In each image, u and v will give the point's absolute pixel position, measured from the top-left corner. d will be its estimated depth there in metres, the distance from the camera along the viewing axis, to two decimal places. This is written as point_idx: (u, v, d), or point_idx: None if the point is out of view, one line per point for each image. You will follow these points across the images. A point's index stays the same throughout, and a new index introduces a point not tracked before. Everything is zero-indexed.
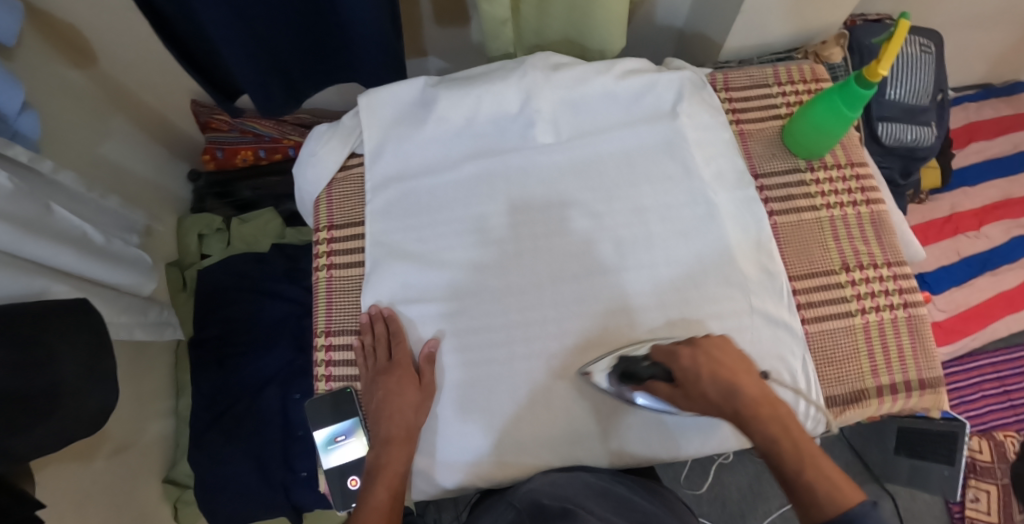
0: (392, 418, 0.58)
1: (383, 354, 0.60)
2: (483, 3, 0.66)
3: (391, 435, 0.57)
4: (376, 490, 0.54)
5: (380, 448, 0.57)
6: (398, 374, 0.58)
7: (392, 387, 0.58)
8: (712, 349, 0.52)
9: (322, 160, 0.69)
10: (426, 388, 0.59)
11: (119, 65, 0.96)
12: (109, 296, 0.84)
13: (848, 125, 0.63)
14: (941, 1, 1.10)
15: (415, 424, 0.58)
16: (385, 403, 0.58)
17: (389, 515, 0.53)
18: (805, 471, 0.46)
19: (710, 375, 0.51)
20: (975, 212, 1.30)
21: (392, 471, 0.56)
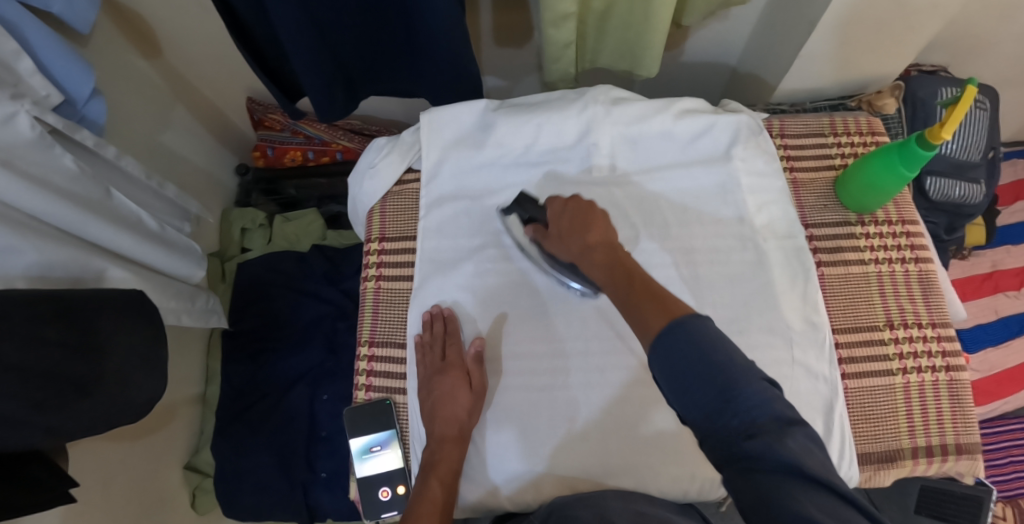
0: (444, 418, 0.59)
1: (437, 352, 0.61)
2: (549, 28, 0.67)
3: (446, 434, 0.58)
4: (429, 487, 0.55)
5: (435, 446, 0.58)
6: (449, 376, 0.60)
7: (447, 388, 0.60)
8: (574, 209, 0.56)
9: (381, 172, 0.71)
10: (477, 389, 0.60)
11: (183, 56, 1.00)
12: (162, 282, 0.86)
13: (904, 184, 0.62)
14: (1000, 59, 1.10)
15: (467, 424, 0.59)
16: (438, 404, 0.60)
17: (441, 509, 0.55)
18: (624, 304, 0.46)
19: (575, 222, 0.55)
20: (1017, 271, 1.28)
21: (447, 468, 0.57)
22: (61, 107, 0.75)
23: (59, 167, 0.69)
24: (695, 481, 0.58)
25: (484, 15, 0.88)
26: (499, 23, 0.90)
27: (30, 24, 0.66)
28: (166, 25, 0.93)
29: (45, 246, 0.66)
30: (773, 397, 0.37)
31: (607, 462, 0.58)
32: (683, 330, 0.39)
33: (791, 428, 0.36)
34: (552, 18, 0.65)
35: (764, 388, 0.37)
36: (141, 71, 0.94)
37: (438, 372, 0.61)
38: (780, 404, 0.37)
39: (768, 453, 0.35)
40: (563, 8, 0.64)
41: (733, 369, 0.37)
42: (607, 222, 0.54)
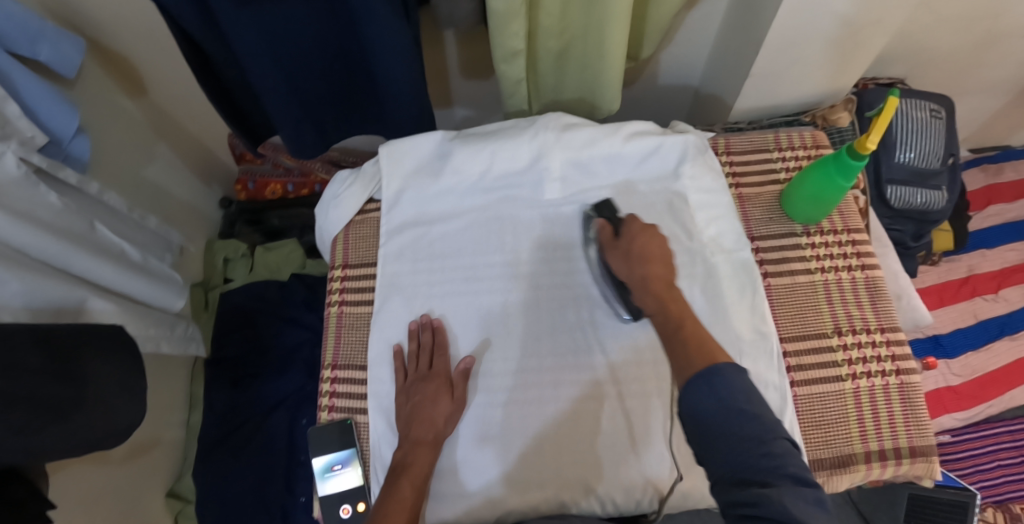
0: (421, 422, 0.60)
1: (423, 361, 0.63)
2: (501, 64, 0.71)
3: (421, 437, 0.59)
4: (399, 488, 0.55)
5: (408, 448, 0.59)
6: (435, 383, 0.61)
7: (429, 395, 0.60)
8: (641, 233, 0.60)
9: (343, 202, 0.73)
10: (458, 401, 0.61)
11: (168, 95, 1.05)
12: (142, 311, 0.90)
13: (843, 192, 0.65)
14: (956, 69, 1.13)
15: (442, 432, 0.60)
16: (419, 407, 0.60)
17: (411, 511, 0.54)
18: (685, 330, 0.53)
19: (647, 250, 0.59)
20: (993, 274, 1.29)
21: (418, 471, 0.57)
22: (47, 147, 0.78)
23: (43, 204, 0.73)
24: (648, 494, 0.59)
25: (449, 51, 0.93)
26: (463, 57, 0.94)
27: (20, 71, 0.70)
28: (151, 67, 0.98)
29: (36, 276, 0.69)
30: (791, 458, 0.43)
31: (561, 473, 0.60)
32: (721, 377, 0.47)
33: (803, 487, 0.41)
34: (502, 55, 0.69)
35: (784, 446, 0.44)
36: (128, 110, 0.99)
37: (428, 383, 0.61)
38: (799, 464, 0.43)
39: (768, 502, 0.40)
40: (512, 45, 0.68)
41: (762, 422, 0.45)
42: (663, 257, 0.58)
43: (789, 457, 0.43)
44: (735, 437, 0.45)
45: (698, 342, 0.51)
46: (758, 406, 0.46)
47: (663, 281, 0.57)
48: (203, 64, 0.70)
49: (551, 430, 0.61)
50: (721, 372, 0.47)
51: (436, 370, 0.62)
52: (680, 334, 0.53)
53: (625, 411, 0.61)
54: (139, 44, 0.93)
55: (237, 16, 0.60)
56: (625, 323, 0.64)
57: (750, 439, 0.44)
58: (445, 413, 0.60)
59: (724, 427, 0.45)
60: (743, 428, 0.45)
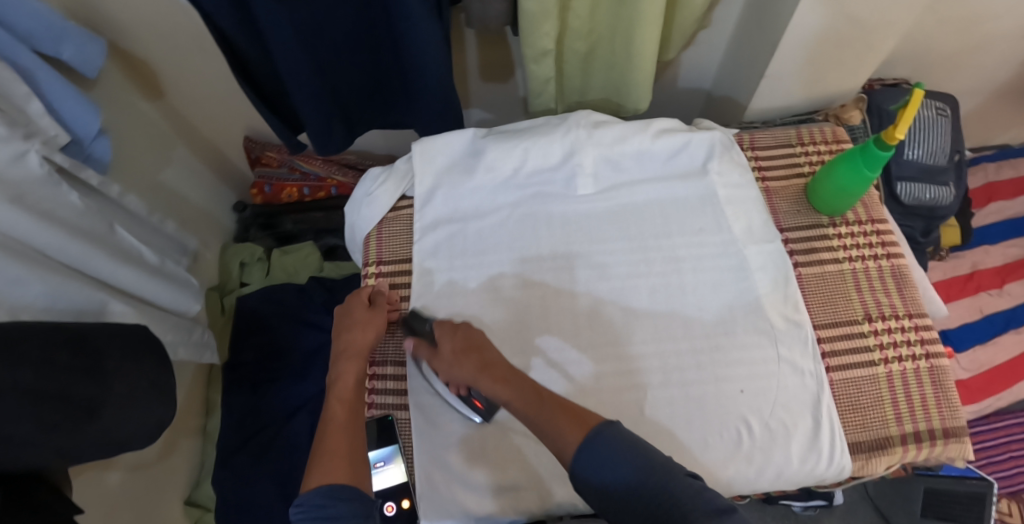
0: (345, 337, 0.64)
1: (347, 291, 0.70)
2: (530, 64, 0.72)
3: (344, 351, 0.63)
4: (333, 409, 0.60)
5: (336, 365, 0.63)
6: (352, 301, 0.66)
7: (347, 310, 0.66)
8: (457, 332, 0.61)
9: (377, 198, 0.74)
10: (377, 310, 0.66)
11: (185, 100, 1.05)
12: (161, 314, 0.89)
13: (868, 185, 0.67)
14: (959, 70, 1.16)
15: (370, 343, 0.63)
16: (341, 329, 0.65)
17: (348, 421, 0.59)
18: (545, 406, 0.54)
19: (462, 340, 0.61)
20: (997, 270, 1.32)
21: (344, 383, 0.61)
22: (68, 146, 0.78)
23: (65, 204, 0.72)
24: None
25: (469, 54, 0.93)
26: (483, 60, 0.95)
27: (45, 71, 0.70)
28: (167, 71, 0.98)
29: (57, 277, 0.69)
30: (701, 496, 0.46)
31: None
32: (602, 437, 0.49)
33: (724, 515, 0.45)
34: (532, 54, 0.70)
35: (687, 485, 0.47)
36: (145, 113, 0.99)
37: (348, 303, 0.67)
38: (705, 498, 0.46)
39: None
40: (543, 45, 0.69)
41: (658, 472, 0.47)
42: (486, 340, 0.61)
43: (694, 497, 0.46)
44: (647, 496, 0.47)
45: (562, 411, 0.53)
46: (649, 453, 0.49)
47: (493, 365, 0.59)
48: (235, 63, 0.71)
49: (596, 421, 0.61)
50: (604, 433, 0.49)
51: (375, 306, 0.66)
52: (545, 409, 0.54)
53: (668, 403, 0.61)
54: (156, 47, 0.93)
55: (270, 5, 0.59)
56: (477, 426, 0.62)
57: (656, 492, 0.46)
58: (366, 325, 0.64)
59: (630, 487, 0.47)
60: (648, 480, 0.47)
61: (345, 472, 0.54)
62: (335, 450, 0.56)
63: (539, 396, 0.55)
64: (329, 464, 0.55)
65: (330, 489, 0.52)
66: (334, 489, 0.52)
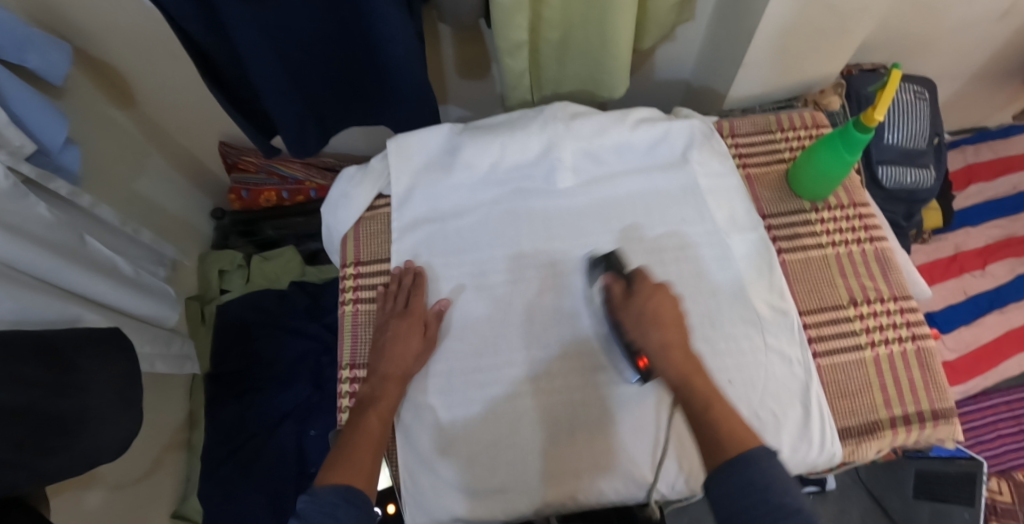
0: (392, 359, 0.61)
1: (400, 302, 0.64)
2: (505, 57, 0.71)
3: (387, 374, 0.60)
4: (369, 422, 0.58)
5: (378, 383, 0.60)
6: (409, 321, 0.62)
7: (401, 331, 0.62)
8: (651, 296, 0.56)
9: (353, 199, 0.72)
10: (430, 339, 0.62)
11: (157, 107, 1.02)
12: (137, 326, 0.87)
13: (849, 168, 0.66)
14: (935, 54, 1.17)
15: (411, 370, 0.61)
16: (391, 344, 0.61)
17: (375, 441, 0.57)
18: (720, 429, 0.48)
19: (659, 311, 0.55)
20: (979, 251, 1.33)
21: (386, 406, 0.59)
22: (35, 157, 0.75)
23: (33, 216, 0.70)
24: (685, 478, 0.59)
25: (444, 50, 0.92)
26: (459, 57, 0.94)
27: (6, 79, 0.67)
28: (138, 76, 0.95)
29: (26, 292, 0.66)
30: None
31: (596, 461, 0.59)
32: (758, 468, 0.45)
33: None
34: (507, 47, 0.69)
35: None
36: (116, 121, 0.96)
37: (402, 319, 0.62)
38: None
39: None
40: (517, 37, 0.68)
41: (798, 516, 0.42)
42: (680, 316, 0.56)
43: None
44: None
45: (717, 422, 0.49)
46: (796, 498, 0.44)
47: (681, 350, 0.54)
48: (205, 69, 0.68)
49: (583, 417, 0.60)
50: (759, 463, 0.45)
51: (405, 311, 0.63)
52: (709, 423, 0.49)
53: (656, 397, 0.60)
54: (126, 52, 0.90)
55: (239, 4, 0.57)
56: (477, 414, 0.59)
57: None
58: (410, 350, 0.61)
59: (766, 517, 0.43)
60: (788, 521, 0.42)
61: (363, 480, 0.54)
62: (359, 459, 0.55)
63: (715, 398, 0.51)
64: (348, 466, 0.54)
65: (345, 490, 0.52)
66: (350, 490, 0.52)
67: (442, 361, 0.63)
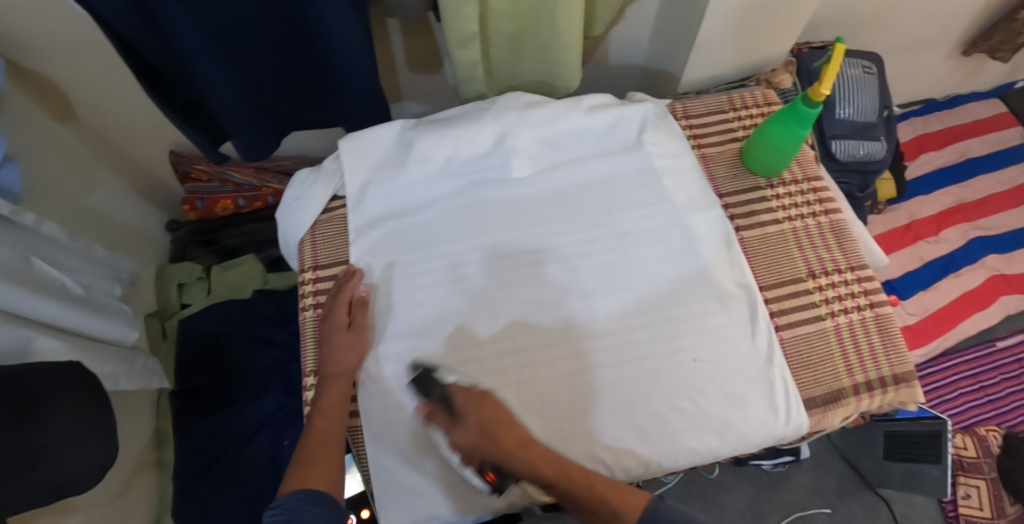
0: (331, 359, 0.61)
1: (327, 302, 0.64)
2: (456, 49, 0.69)
3: (331, 373, 0.61)
4: (314, 423, 0.59)
5: (322, 385, 0.61)
6: (332, 319, 0.62)
7: (326, 332, 0.62)
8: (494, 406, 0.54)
9: (308, 201, 0.70)
10: (354, 328, 0.62)
11: (101, 118, 0.97)
12: (94, 346, 0.82)
13: (801, 143, 0.67)
14: (883, 29, 1.20)
15: (354, 367, 0.61)
16: (327, 346, 0.62)
17: (328, 442, 0.58)
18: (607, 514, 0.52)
19: (497, 423, 0.53)
20: (932, 218, 1.38)
21: (335, 404, 0.60)
22: None
23: None
24: (658, 456, 0.59)
25: (394, 44, 0.90)
26: (411, 51, 0.92)
27: None
28: (78, 86, 0.90)
29: None
30: None
31: (569, 448, 0.58)
32: None
33: None
34: (457, 38, 0.67)
35: None
36: (59, 136, 0.91)
37: (328, 316, 0.63)
38: None
39: None
40: (467, 28, 0.66)
41: None
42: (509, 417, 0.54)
43: None
44: None
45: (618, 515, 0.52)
46: None
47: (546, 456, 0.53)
48: (145, 76, 0.64)
49: (554, 406, 0.59)
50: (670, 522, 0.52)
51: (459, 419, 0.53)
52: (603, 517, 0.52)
53: (625, 381, 0.60)
54: (63, 64, 0.86)
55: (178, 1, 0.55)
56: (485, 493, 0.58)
57: None
58: (352, 348, 0.61)
59: None
60: None
61: (322, 480, 0.56)
62: (315, 461, 0.57)
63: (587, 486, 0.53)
64: (306, 472, 0.56)
65: (305, 494, 0.54)
66: (308, 494, 0.54)
67: (409, 359, 0.62)
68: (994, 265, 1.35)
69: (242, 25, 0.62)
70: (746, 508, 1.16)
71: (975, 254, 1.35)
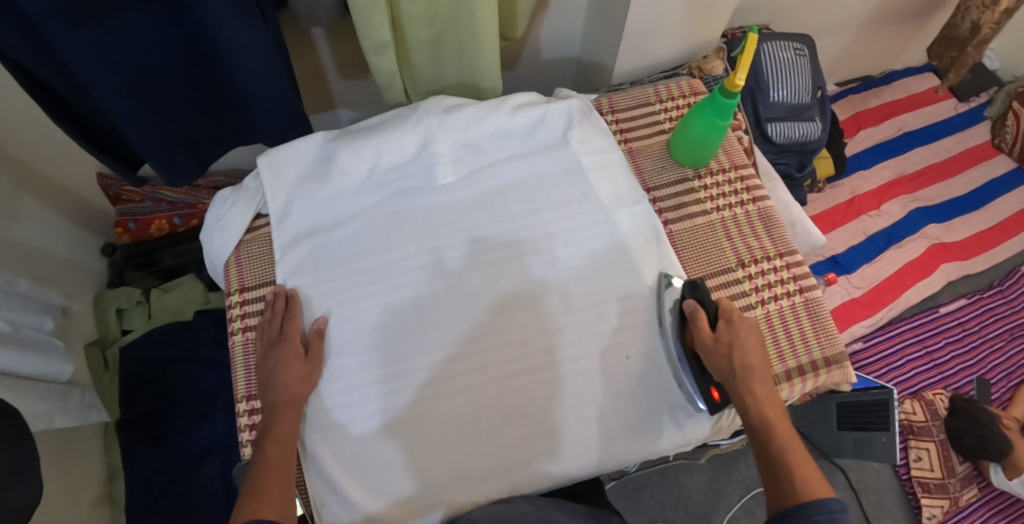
0: (277, 387, 0.58)
1: (275, 328, 0.62)
2: (371, 57, 0.68)
3: (280, 402, 0.58)
4: (266, 451, 0.55)
5: (270, 413, 0.58)
6: (285, 347, 0.60)
7: (279, 359, 0.59)
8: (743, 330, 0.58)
9: (229, 223, 0.68)
10: (313, 360, 0.60)
11: (25, 144, 0.90)
12: (26, 385, 0.76)
13: (723, 132, 0.68)
14: (813, 11, 1.22)
15: (303, 394, 0.59)
16: (273, 374, 0.59)
17: (282, 469, 0.55)
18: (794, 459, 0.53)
19: (745, 350, 0.57)
20: (873, 193, 1.42)
21: (284, 431, 0.57)
22: None
23: None
24: (592, 454, 0.60)
25: (319, 52, 0.88)
26: (337, 57, 0.90)
27: None
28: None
29: None
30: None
31: (504, 456, 0.59)
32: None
33: None
34: (372, 47, 0.66)
35: None
36: None
37: (281, 345, 0.60)
38: None
39: None
40: (381, 36, 0.65)
41: None
42: (754, 346, 0.58)
43: None
44: None
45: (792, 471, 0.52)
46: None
47: (762, 382, 0.56)
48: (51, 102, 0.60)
49: (485, 415, 0.59)
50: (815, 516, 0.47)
51: (722, 336, 0.58)
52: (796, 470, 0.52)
53: (555, 382, 0.61)
54: None
55: (74, 36, 0.51)
56: (699, 414, 0.61)
57: None
58: (308, 378, 0.59)
59: None
60: None
61: (275, 508, 0.52)
62: (267, 491, 0.53)
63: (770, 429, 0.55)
64: (258, 500, 0.52)
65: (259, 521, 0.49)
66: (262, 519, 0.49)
67: (339, 377, 0.61)
68: (934, 234, 1.40)
69: (146, 51, 0.59)
70: (707, 487, 1.18)
71: (915, 225, 1.40)
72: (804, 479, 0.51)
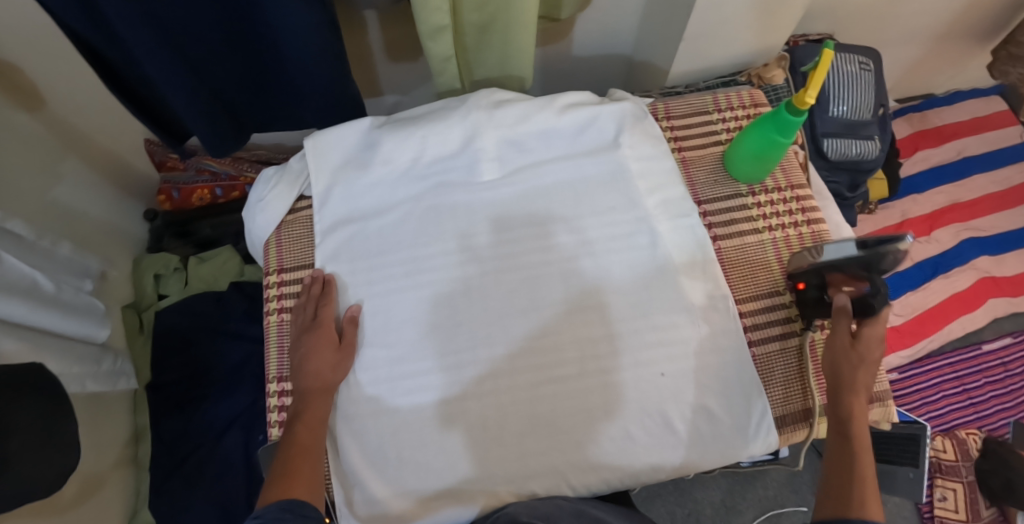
0: (309, 372, 0.59)
1: (309, 313, 0.62)
2: (426, 40, 0.66)
3: (310, 388, 0.58)
4: (296, 434, 0.56)
5: (301, 398, 0.58)
6: (319, 332, 0.60)
7: (314, 345, 0.60)
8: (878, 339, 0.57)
9: (271, 203, 0.69)
10: (345, 348, 0.60)
11: (72, 107, 0.92)
12: (61, 345, 0.78)
13: (784, 150, 0.64)
14: (880, 23, 1.16)
15: (333, 381, 0.59)
16: (305, 360, 0.59)
17: (311, 452, 0.55)
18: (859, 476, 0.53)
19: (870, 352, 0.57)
20: (925, 218, 1.36)
21: (314, 417, 0.57)
22: None
23: None
24: (618, 472, 0.58)
25: (370, 33, 0.87)
26: (387, 39, 0.89)
27: None
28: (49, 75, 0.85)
29: None
30: None
31: (527, 464, 0.58)
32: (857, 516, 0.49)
33: None
34: (428, 31, 0.64)
35: None
36: (28, 130, 0.85)
37: (315, 330, 0.61)
38: None
39: None
40: (437, 20, 0.63)
41: None
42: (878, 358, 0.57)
43: None
44: None
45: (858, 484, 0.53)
46: None
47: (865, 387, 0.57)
48: (104, 71, 0.61)
49: (512, 423, 0.58)
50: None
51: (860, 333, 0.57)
52: (851, 483, 0.53)
53: (586, 395, 0.59)
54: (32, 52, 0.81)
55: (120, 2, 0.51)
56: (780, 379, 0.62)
57: None
58: (339, 366, 0.59)
59: None
60: None
61: (305, 491, 0.53)
62: (299, 473, 0.53)
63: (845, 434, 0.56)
64: (290, 481, 0.53)
65: (288, 503, 0.50)
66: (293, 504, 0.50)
67: (369, 368, 0.61)
68: (985, 267, 1.33)
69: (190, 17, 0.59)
70: (720, 504, 1.16)
71: (967, 255, 1.33)
72: (864, 493, 0.52)
